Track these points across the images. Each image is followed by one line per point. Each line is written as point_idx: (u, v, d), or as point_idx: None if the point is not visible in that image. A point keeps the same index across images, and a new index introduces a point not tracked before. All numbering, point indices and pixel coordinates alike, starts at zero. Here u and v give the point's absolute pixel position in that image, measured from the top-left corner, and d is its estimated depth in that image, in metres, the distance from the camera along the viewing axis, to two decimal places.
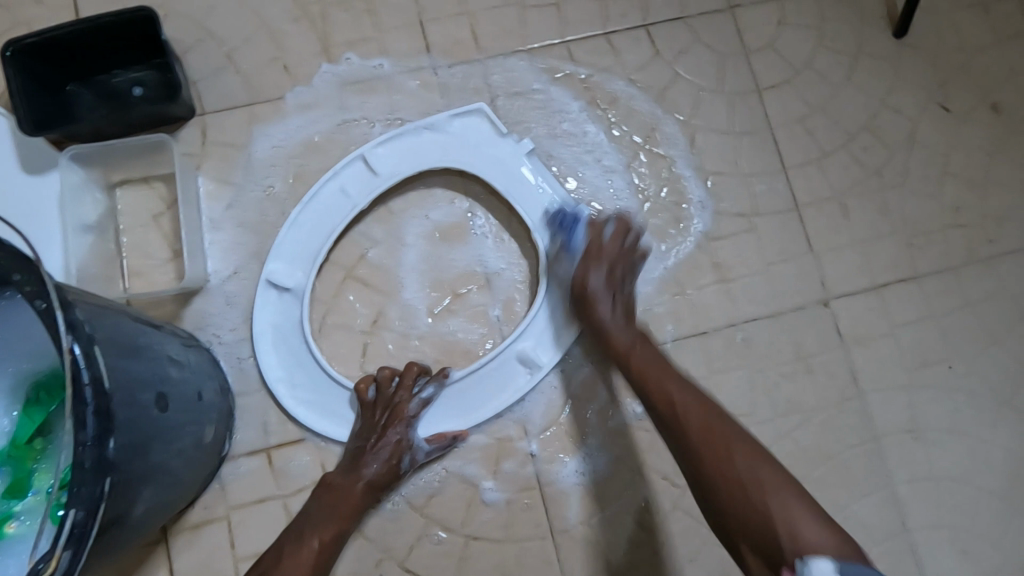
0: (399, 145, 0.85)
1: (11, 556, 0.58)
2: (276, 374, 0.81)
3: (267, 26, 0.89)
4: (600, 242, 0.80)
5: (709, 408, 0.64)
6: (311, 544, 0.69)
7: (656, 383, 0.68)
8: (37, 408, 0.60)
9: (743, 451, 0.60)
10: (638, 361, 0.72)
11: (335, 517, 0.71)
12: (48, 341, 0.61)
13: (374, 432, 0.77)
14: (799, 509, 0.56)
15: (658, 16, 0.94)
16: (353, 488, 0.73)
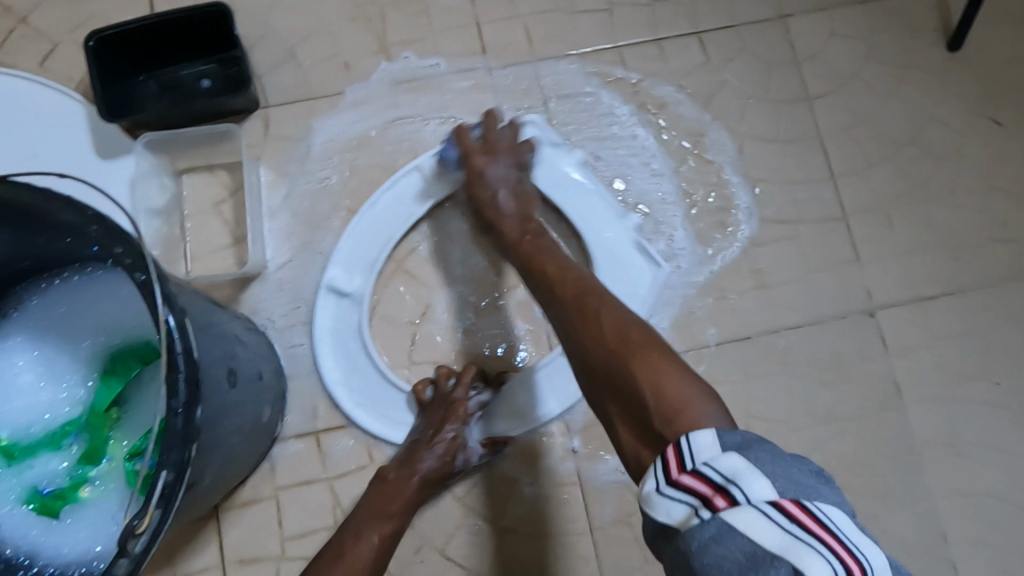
0: (467, 159, 0.88)
1: (84, 519, 0.60)
2: (335, 369, 0.83)
3: (327, 24, 0.92)
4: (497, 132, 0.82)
5: (586, 289, 0.63)
6: (372, 535, 0.69)
7: (593, 309, 0.59)
8: (114, 378, 0.63)
9: (615, 316, 0.58)
10: (577, 285, 0.64)
11: (394, 510, 0.72)
12: (125, 316, 0.64)
13: (432, 429, 0.78)
14: (666, 366, 0.54)
15: (707, 23, 0.96)
16: (408, 483, 0.74)
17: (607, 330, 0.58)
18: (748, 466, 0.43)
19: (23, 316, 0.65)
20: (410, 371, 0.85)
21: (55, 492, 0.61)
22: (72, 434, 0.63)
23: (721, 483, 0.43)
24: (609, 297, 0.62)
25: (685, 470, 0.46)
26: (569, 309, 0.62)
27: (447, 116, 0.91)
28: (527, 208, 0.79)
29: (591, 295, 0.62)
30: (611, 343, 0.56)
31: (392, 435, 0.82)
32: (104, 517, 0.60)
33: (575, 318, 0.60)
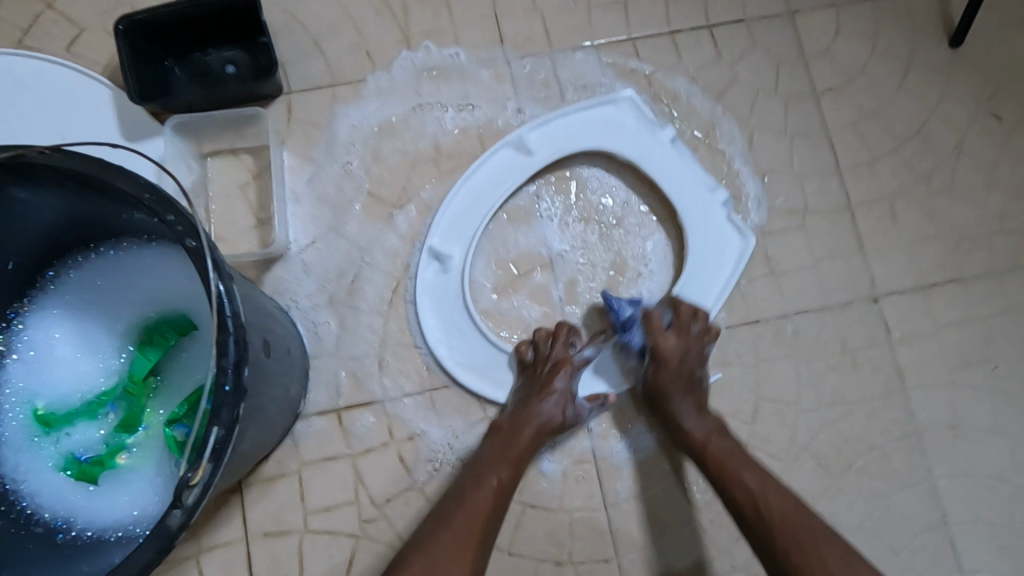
0: (551, 127, 0.90)
1: (122, 484, 0.62)
2: (434, 335, 0.86)
3: (351, 14, 0.94)
4: (665, 335, 0.82)
5: (736, 452, 0.75)
6: (493, 480, 0.73)
7: (766, 508, 0.69)
8: (152, 348, 0.65)
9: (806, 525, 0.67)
10: (717, 451, 0.76)
11: (521, 458, 0.76)
12: (160, 291, 0.66)
13: (541, 385, 0.80)
14: (802, 510, 0.68)
15: (720, 19, 0.98)
16: (525, 429, 0.77)
17: (743, 488, 0.72)
18: None
19: (61, 288, 0.66)
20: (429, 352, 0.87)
21: (92, 458, 0.63)
22: (108, 403, 0.65)
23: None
24: (743, 461, 0.74)
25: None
26: (750, 521, 0.70)
27: (467, 104, 0.93)
28: (686, 341, 0.83)
29: (778, 515, 0.68)
30: (748, 504, 0.70)
31: (496, 396, 0.85)
32: (140, 483, 0.62)
33: (775, 526, 0.68)
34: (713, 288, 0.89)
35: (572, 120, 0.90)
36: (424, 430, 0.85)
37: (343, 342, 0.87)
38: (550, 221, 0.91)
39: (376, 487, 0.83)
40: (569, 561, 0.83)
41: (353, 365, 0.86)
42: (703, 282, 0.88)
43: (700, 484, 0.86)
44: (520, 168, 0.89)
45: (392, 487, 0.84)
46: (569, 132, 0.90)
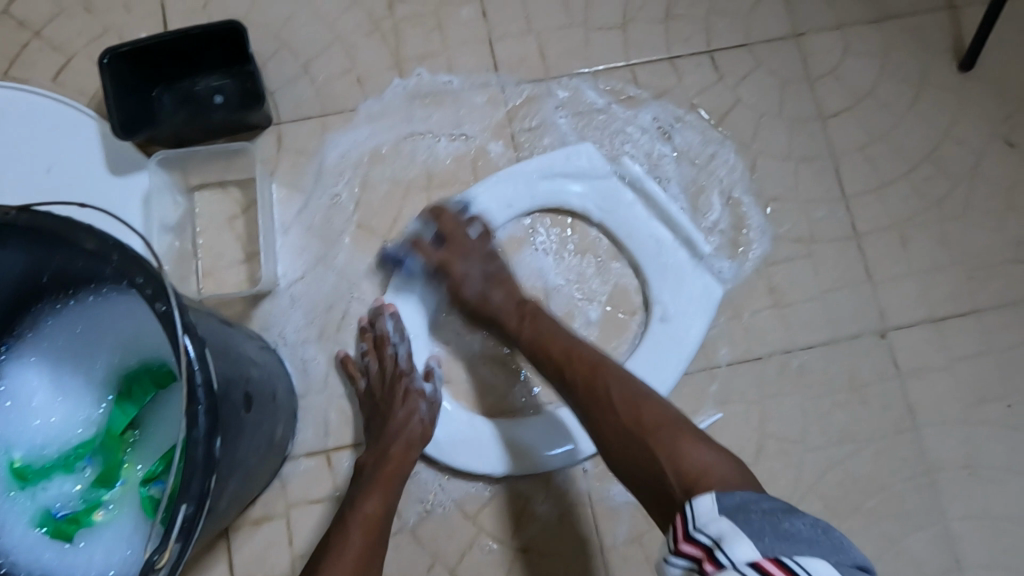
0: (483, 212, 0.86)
1: (99, 542, 0.60)
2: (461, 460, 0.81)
3: (341, 40, 0.92)
4: (418, 420, 0.77)
5: (637, 398, 0.67)
6: (366, 512, 0.69)
7: (635, 409, 0.66)
8: (130, 402, 0.62)
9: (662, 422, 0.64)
10: (649, 418, 0.65)
11: (376, 487, 0.71)
12: (138, 340, 0.64)
13: (398, 418, 0.76)
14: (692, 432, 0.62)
15: (722, 41, 0.95)
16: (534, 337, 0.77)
17: (630, 413, 0.66)
18: (732, 530, 0.48)
19: (39, 338, 0.65)
20: None
21: (68, 516, 0.61)
22: (85, 456, 0.63)
23: (711, 546, 0.48)
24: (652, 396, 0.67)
25: (685, 535, 0.52)
26: (625, 429, 0.65)
27: (460, 132, 0.91)
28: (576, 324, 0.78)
29: (637, 407, 0.66)
30: (643, 422, 0.65)
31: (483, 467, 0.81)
32: (117, 541, 0.60)
33: (635, 436, 0.64)
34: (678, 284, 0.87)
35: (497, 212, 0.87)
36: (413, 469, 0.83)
37: (333, 380, 0.84)
38: (546, 256, 0.89)
39: None
40: None
41: (343, 403, 0.84)
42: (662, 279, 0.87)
43: None
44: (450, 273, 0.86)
45: None
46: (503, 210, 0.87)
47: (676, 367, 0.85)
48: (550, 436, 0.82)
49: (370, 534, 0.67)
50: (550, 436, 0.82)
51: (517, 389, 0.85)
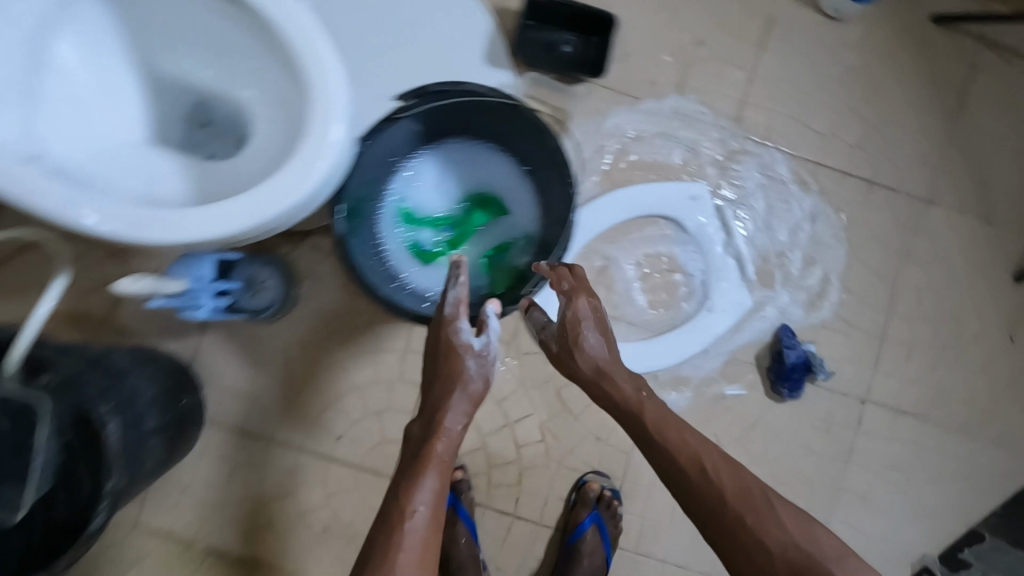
0: (647, 194, 1.33)
1: (438, 272, 1.13)
2: None
3: (654, 53, 1.35)
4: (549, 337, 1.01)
5: (728, 485, 0.87)
6: (418, 507, 0.81)
7: (696, 479, 0.88)
8: (481, 211, 1.14)
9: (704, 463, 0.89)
10: (697, 483, 0.88)
11: (428, 480, 0.83)
12: (491, 181, 1.15)
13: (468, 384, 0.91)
14: (722, 464, 0.89)
15: (878, 180, 1.39)
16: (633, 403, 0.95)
17: (706, 486, 0.88)
18: None
19: (444, 151, 1.14)
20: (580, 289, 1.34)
21: (428, 251, 1.13)
22: (444, 225, 1.14)
23: None
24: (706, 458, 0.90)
25: None
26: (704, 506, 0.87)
27: (693, 149, 1.36)
28: (771, 379, 1.35)
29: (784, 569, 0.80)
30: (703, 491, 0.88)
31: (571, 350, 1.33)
32: (447, 276, 1.13)
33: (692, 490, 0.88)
34: (726, 299, 1.34)
35: (657, 198, 1.33)
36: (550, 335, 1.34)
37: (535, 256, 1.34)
38: (693, 256, 1.35)
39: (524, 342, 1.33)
40: (604, 440, 1.34)
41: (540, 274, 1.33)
42: (719, 293, 1.34)
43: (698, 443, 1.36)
44: (617, 214, 1.33)
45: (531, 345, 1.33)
46: (656, 200, 1.33)
47: (698, 341, 1.34)
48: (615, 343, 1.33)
49: (431, 518, 0.81)
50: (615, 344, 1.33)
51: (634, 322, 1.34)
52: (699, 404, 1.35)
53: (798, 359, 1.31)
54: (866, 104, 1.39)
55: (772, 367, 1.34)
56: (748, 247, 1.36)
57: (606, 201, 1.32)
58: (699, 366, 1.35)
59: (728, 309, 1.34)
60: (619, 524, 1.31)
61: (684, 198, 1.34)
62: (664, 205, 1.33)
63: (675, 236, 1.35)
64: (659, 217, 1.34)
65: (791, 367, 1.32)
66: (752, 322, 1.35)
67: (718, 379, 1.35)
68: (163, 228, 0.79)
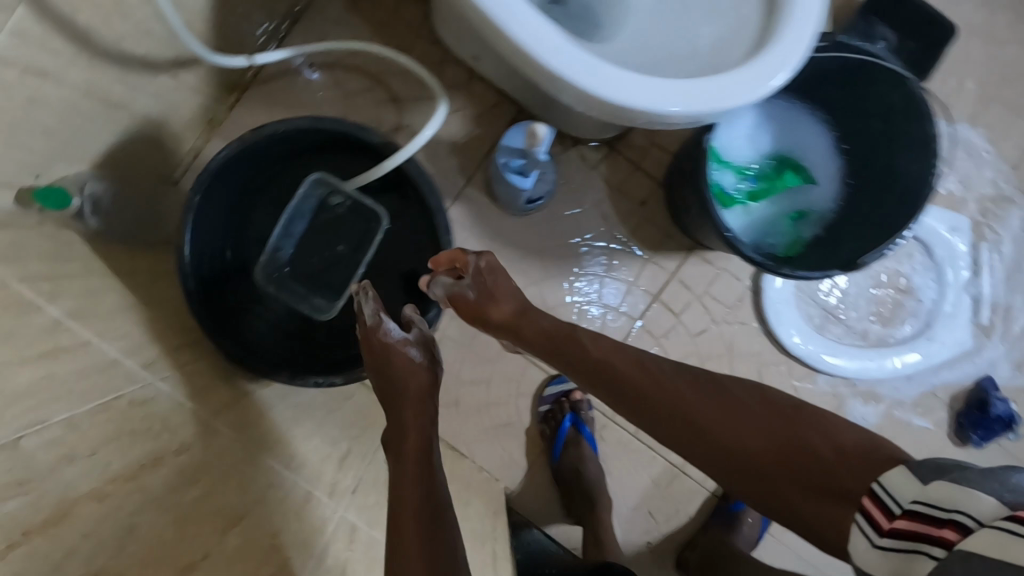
0: None
1: (732, 217, 1.13)
2: (788, 325, 1.34)
3: (959, 79, 1.35)
4: (462, 291, 0.96)
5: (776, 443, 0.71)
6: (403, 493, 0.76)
7: (755, 460, 0.72)
8: (792, 174, 1.13)
9: (748, 394, 0.77)
10: (735, 458, 0.74)
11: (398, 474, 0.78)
12: (809, 148, 1.15)
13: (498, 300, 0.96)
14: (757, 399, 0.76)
15: None
16: (601, 357, 0.89)
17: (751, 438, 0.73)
18: None
19: (776, 103, 1.14)
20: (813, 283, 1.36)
21: (730, 194, 1.12)
22: (750, 175, 1.13)
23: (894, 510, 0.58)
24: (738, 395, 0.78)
25: (892, 519, 0.58)
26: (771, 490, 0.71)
27: (964, 182, 1.36)
28: (962, 423, 1.36)
29: (777, 479, 0.70)
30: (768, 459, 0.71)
31: (789, 337, 1.34)
32: (739, 224, 1.13)
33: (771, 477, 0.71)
34: (953, 334, 1.36)
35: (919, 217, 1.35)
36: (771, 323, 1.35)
37: None
38: (928, 282, 1.37)
39: (745, 312, 1.35)
40: None
41: None
42: (948, 325, 1.36)
43: None
44: None
45: (750, 317, 1.35)
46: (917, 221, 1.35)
47: (915, 365, 1.35)
48: (832, 344, 1.35)
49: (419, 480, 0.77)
50: (832, 345, 1.35)
51: (853, 328, 1.37)
52: (886, 424, 1.36)
53: (1003, 413, 1.31)
54: None
55: (968, 412, 1.35)
56: (983, 291, 1.37)
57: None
58: (897, 389, 1.37)
59: (948, 343, 1.36)
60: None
61: (943, 224, 1.35)
62: (923, 226, 1.35)
63: (918, 256, 1.36)
64: (912, 237, 1.35)
65: (992, 419, 1.32)
66: (964, 363, 1.36)
67: (911, 406, 1.37)
68: (620, 86, 0.78)
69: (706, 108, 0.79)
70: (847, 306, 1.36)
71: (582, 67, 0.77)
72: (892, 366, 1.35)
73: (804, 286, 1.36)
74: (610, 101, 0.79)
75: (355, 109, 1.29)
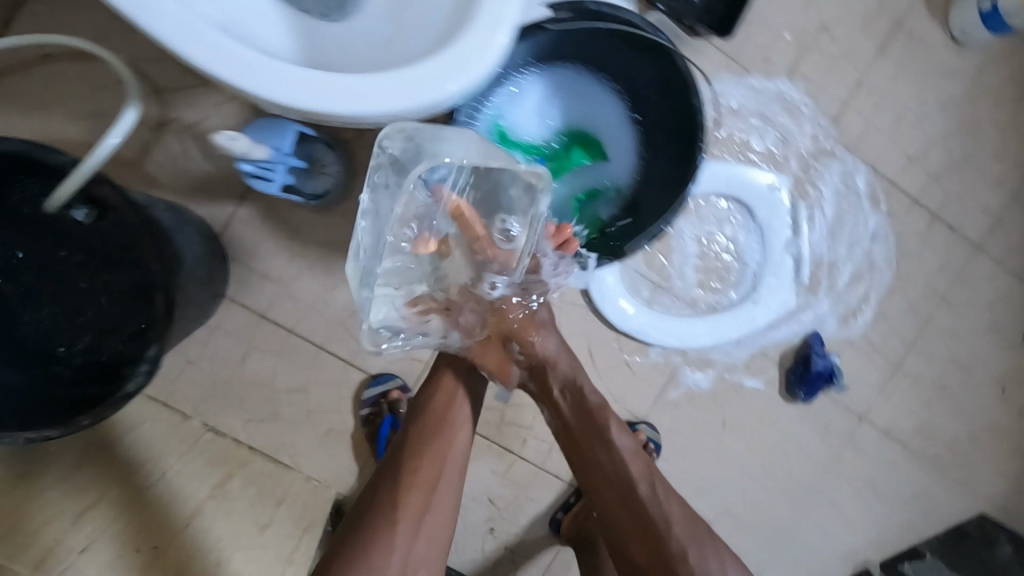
0: (727, 169, 1.29)
1: None
2: (610, 302, 1.30)
3: (776, 30, 1.29)
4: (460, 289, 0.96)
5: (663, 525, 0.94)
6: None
7: (614, 482, 0.98)
8: (579, 150, 1.07)
9: (605, 449, 0.99)
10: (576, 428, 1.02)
11: None
12: (595, 118, 1.07)
13: (561, 358, 1.03)
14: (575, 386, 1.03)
15: (942, 216, 1.41)
16: (556, 389, 1.03)
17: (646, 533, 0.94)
18: None
19: (555, 70, 1.04)
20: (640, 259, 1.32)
21: None
22: (537, 154, 1.06)
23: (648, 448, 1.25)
24: (616, 463, 0.98)
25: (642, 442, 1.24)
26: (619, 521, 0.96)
27: (784, 138, 1.32)
28: (785, 377, 1.40)
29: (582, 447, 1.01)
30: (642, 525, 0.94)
31: (614, 315, 1.30)
32: None
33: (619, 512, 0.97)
34: (776, 295, 1.35)
35: (737, 177, 1.30)
36: (595, 300, 1.30)
37: None
38: (750, 244, 1.34)
39: (570, 291, 1.30)
40: (621, 402, 1.36)
41: None
42: (773, 286, 1.35)
43: (702, 423, 1.40)
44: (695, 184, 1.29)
45: (575, 296, 1.31)
46: (733, 182, 1.30)
47: (739, 330, 1.35)
48: (656, 318, 1.32)
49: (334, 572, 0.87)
50: (656, 318, 1.32)
51: (678, 297, 1.34)
52: (716, 388, 1.39)
53: (821, 368, 1.34)
54: (956, 139, 1.39)
55: (788, 363, 1.39)
56: (809, 249, 1.36)
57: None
58: (726, 353, 1.37)
59: (773, 306, 1.35)
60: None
61: (763, 183, 1.32)
62: (740, 187, 1.31)
63: (738, 218, 1.33)
64: (734, 198, 1.32)
65: (807, 367, 1.35)
66: (790, 323, 1.38)
67: (741, 368, 1.38)
68: (360, 98, 0.66)
69: (419, 105, 0.67)
70: (671, 275, 1.33)
71: (307, 87, 0.65)
72: (717, 334, 1.34)
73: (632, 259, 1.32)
74: (371, 116, 0.67)
75: (106, 104, 1.13)
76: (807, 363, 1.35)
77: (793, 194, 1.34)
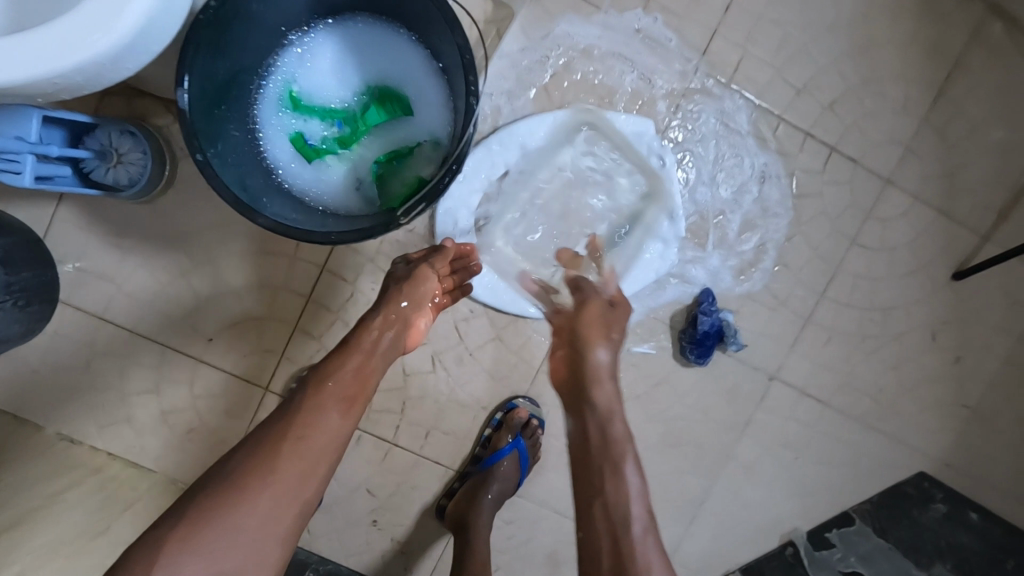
0: (582, 117, 1.20)
1: (323, 173, 0.98)
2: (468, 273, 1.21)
3: None
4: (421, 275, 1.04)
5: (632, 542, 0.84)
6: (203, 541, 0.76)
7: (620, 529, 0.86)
8: (381, 109, 0.97)
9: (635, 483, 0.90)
10: (595, 452, 0.94)
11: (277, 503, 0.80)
12: (397, 73, 0.98)
13: (606, 381, 1.00)
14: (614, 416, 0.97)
15: (844, 148, 1.26)
16: (608, 397, 0.98)
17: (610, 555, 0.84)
18: None
19: (346, 26, 0.97)
20: (500, 225, 1.22)
21: (313, 145, 0.98)
22: (336, 118, 0.98)
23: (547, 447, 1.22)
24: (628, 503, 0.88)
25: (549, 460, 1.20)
26: (583, 494, 0.92)
27: (648, 77, 1.21)
28: (676, 339, 1.29)
29: (588, 461, 0.94)
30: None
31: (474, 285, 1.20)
32: (332, 178, 0.98)
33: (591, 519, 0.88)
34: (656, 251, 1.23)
35: (595, 125, 1.20)
36: None
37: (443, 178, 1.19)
38: (618, 198, 1.24)
39: None
40: (499, 380, 1.28)
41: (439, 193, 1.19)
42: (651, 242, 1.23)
43: None
44: (547, 137, 1.20)
45: None
46: (591, 131, 1.20)
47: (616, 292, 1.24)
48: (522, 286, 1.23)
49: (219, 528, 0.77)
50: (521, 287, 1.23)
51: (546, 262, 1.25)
52: None
53: (708, 327, 1.24)
54: (849, 62, 1.24)
55: (677, 324, 1.28)
56: (687, 196, 1.25)
57: (544, 115, 1.18)
58: None
59: (653, 264, 1.23)
60: (538, 452, 1.28)
61: (628, 128, 1.20)
62: (599, 136, 1.21)
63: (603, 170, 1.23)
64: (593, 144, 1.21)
65: (695, 327, 1.25)
66: (677, 280, 1.27)
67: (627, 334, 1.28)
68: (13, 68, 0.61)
69: (77, 61, 0.61)
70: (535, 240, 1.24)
71: None
72: None
73: (488, 225, 1.22)
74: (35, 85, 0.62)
75: None
76: (693, 321, 1.25)
77: (664, 136, 1.23)
